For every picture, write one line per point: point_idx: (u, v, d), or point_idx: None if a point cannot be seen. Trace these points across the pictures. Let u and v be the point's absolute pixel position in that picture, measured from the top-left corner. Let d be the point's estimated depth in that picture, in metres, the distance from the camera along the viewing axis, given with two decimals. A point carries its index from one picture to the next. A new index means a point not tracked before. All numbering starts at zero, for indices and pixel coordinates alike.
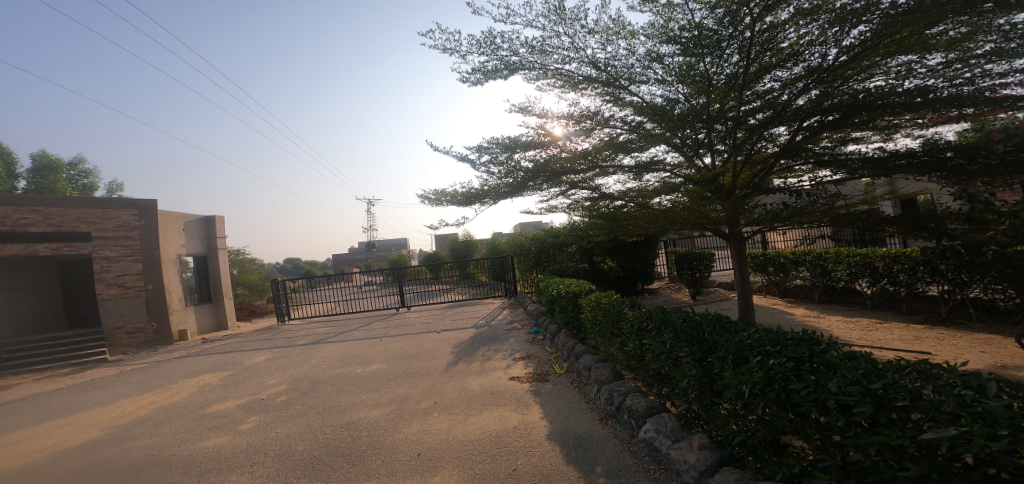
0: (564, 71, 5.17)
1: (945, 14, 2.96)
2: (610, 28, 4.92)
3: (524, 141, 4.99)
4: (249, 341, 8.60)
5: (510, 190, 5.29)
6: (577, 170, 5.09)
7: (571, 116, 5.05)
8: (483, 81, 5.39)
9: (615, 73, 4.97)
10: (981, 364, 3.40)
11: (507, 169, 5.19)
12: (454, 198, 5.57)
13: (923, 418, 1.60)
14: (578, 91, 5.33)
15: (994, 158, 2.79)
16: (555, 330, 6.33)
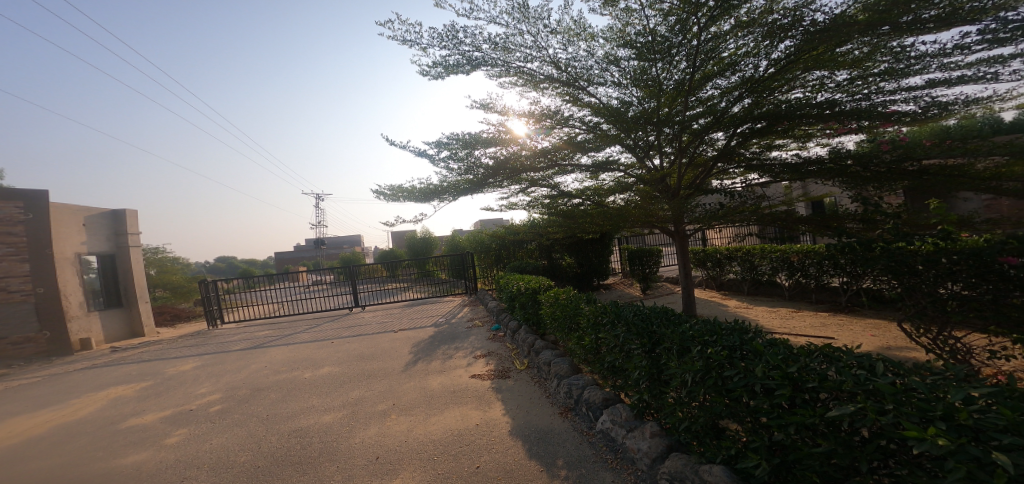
0: (526, 69, 5.20)
1: (852, 34, 3.31)
2: (571, 29, 5.02)
3: (483, 138, 4.93)
4: (170, 348, 7.89)
5: (470, 186, 5.26)
6: (537, 168, 5.13)
7: (534, 113, 5.10)
8: (444, 75, 5.28)
9: (574, 74, 5.07)
10: (870, 346, 3.89)
11: (468, 165, 5.10)
12: (411, 194, 5.37)
13: (829, 397, 1.80)
14: (539, 90, 5.39)
15: (883, 166, 3.21)
16: (515, 327, 6.38)
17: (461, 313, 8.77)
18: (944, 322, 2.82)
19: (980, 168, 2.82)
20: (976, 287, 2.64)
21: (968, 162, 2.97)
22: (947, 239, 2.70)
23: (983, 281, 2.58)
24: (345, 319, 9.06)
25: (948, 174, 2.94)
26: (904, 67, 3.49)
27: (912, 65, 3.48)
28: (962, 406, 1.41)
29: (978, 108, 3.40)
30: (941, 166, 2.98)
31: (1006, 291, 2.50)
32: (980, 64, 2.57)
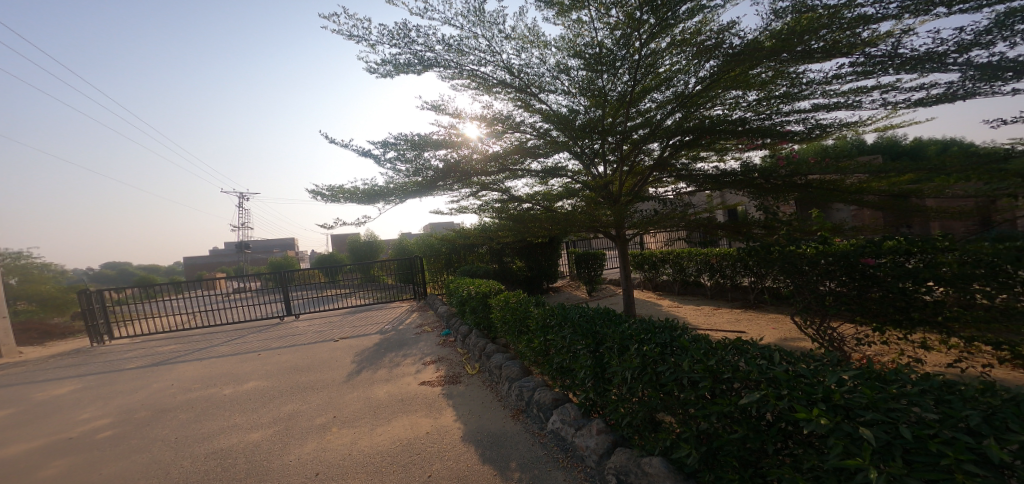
0: (479, 73, 5.19)
1: (762, 58, 3.70)
2: (525, 36, 5.09)
3: (434, 139, 4.76)
4: (43, 370, 6.73)
5: (418, 189, 5.00)
6: (488, 172, 5.09)
7: (488, 116, 5.07)
8: (394, 74, 5.10)
9: (526, 80, 5.08)
10: (773, 338, 4.38)
11: (416, 167, 4.90)
12: (355, 196, 5.03)
13: (741, 386, 1.97)
14: (491, 94, 5.40)
15: (780, 179, 3.63)
16: (466, 331, 6.26)
17: (408, 319, 8.47)
18: (824, 316, 3.25)
19: (847, 182, 3.33)
20: (847, 283, 3.17)
21: (840, 178, 3.48)
22: (825, 244, 3.18)
23: (851, 278, 3.15)
24: (279, 329, 8.36)
25: (826, 188, 3.40)
26: (798, 91, 3.99)
27: (804, 90, 3.98)
28: (840, 388, 1.61)
29: (847, 131, 4.02)
30: (820, 180, 3.44)
31: (867, 287, 3.11)
32: (851, 92, 3.00)
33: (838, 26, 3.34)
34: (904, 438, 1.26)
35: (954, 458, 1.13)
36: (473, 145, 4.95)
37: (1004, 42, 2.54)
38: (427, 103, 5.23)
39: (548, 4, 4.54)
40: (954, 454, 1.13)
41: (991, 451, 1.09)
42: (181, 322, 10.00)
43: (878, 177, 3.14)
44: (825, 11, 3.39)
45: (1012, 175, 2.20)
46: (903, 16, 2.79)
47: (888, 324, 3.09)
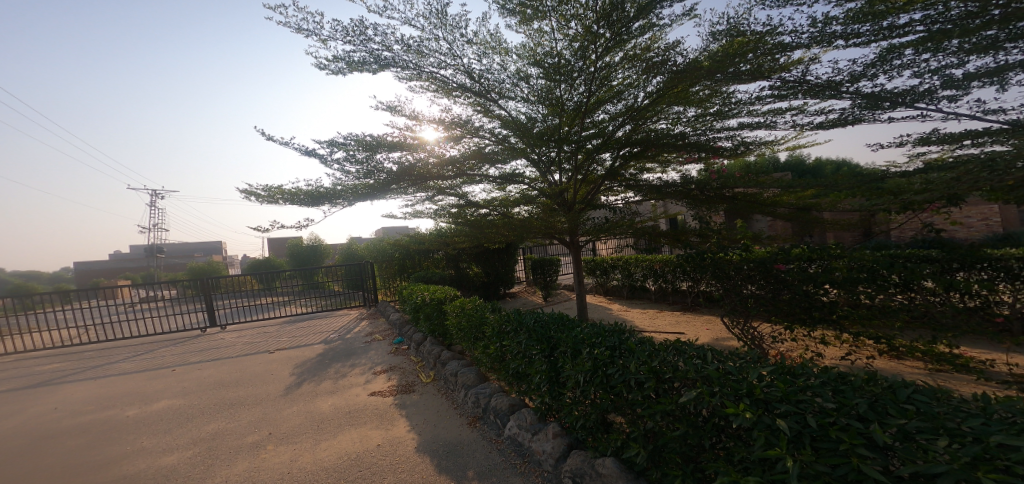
0: (439, 76, 5.08)
1: (702, 76, 3.98)
2: (487, 42, 5.09)
3: (388, 141, 4.57)
4: None
5: (370, 191, 4.75)
6: (445, 176, 4.97)
7: (447, 120, 5.00)
8: (347, 71, 4.86)
9: (486, 85, 5.05)
10: (708, 338, 4.70)
11: (367, 169, 4.68)
12: (297, 197, 4.70)
13: (681, 385, 2.06)
14: (451, 98, 5.32)
15: (712, 191, 3.92)
16: (420, 339, 6.05)
17: (358, 328, 8.04)
18: (746, 315, 3.68)
19: (764, 196, 3.72)
20: (765, 286, 3.52)
21: (758, 191, 3.87)
22: (747, 250, 3.57)
23: (767, 282, 3.47)
24: (207, 341, 7.58)
25: (748, 200, 3.78)
26: (729, 110, 4.36)
27: (733, 109, 4.36)
28: (761, 383, 1.74)
29: (766, 149, 4.46)
30: (744, 193, 3.80)
31: (779, 290, 3.41)
32: (770, 113, 3.32)
33: (762, 51, 3.67)
34: (811, 427, 1.38)
35: (849, 443, 1.26)
36: (429, 148, 4.83)
37: (885, 75, 2.94)
38: (381, 103, 5.01)
39: (510, 11, 4.58)
40: (849, 440, 1.25)
41: (878, 436, 1.22)
42: (87, 336, 8.76)
43: (787, 192, 3.57)
44: (755, 38, 3.72)
45: (886, 192, 2.57)
46: (813, 46, 3.14)
47: (795, 322, 3.41)
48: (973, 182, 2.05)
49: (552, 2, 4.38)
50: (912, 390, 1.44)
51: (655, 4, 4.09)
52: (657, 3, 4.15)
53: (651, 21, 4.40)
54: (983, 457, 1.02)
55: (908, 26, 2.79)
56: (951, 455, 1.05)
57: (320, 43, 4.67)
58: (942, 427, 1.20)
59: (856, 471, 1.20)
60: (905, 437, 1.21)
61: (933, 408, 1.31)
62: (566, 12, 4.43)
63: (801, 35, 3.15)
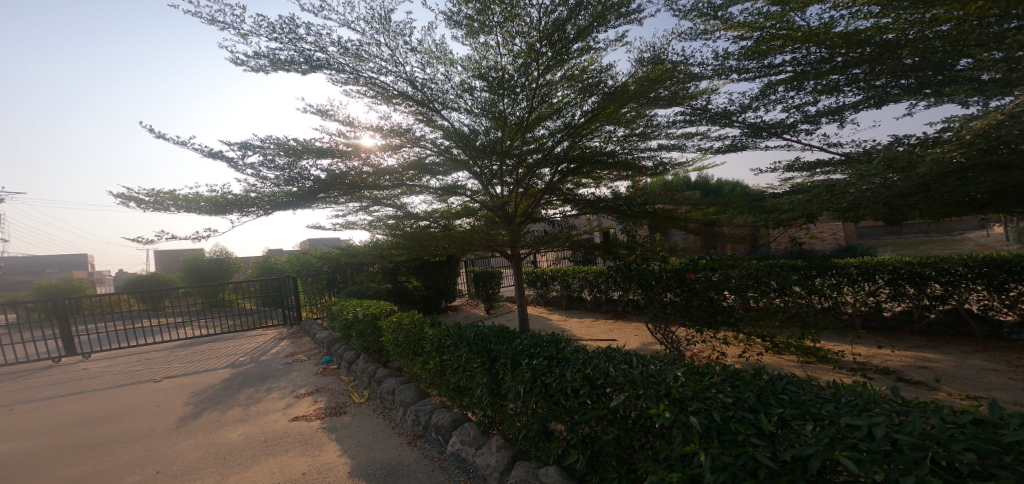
0: (378, 82, 4.91)
1: (631, 97, 4.31)
2: (432, 51, 5.06)
3: (316, 146, 4.26)
4: None
5: (291, 199, 4.41)
6: (381, 186, 4.76)
7: (387, 128, 4.81)
8: (271, 70, 4.49)
9: (429, 95, 4.99)
10: (637, 343, 5.03)
11: (289, 176, 4.34)
12: (196, 204, 4.18)
13: (612, 389, 2.14)
14: (391, 106, 5.13)
15: (636, 206, 4.25)
16: (351, 357, 5.64)
17: (277, 349, 7.28)
18: (665, 321, 3.97)
19: (679, 212, 4.16)
20: (681, 294, 3.84)
21: (674, 208, 4.28)
22: (666, 261, 3.95)
23: (683, 290, 3.81)
24: (71, 373, 6.32)
25: (665, 216, 4.22)
26: (650, 131, 4.81)
27: (654, 131, 4.81)
28: (676, 383, 1.89)
29: (680, 169, 4.98)
30: (662, 209, 4.20)
31: (691, 296, 3.76)
32: (682, 136, 3.70)
33: (676, 80, 4.12)
34: (716, 421, 1.52)
35: (745, 433, 1.41)
36: (366, 155, 4.59)
37: (764, 108, 3.45)
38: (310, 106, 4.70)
39: (456, 22, 4.62)
40: (744, 431, 1.40)
41: (767, 424, 1.38)
42: None
43: (697, 209, 4.06)
44: (673, 66, 4.16)
45: (766, 211, 3.00)
46: (715, 77, 3.58)
47: (704, 326, 3.77)
48: (819, 203, 2.52)
49: (498, 17, 4.51)
50: (790, 383, 1.65)
51: (592, 29, 4.40)
52: (594, 27, 4.47)
53: (589, 44, 4.71)
54: (839, 437, 1.21)
55: (781, 67, 3.33)
56: (816, 438, 1.23)
57: (241, 37, 4.30)
58: (808, 412, 1.40)
59: (752, 459, 1.34)
60: (783, 424, 1.39)
61: (801, 397, 1.52)
62: (510, 29, 4.58)
63: (707, 67, 3.58)
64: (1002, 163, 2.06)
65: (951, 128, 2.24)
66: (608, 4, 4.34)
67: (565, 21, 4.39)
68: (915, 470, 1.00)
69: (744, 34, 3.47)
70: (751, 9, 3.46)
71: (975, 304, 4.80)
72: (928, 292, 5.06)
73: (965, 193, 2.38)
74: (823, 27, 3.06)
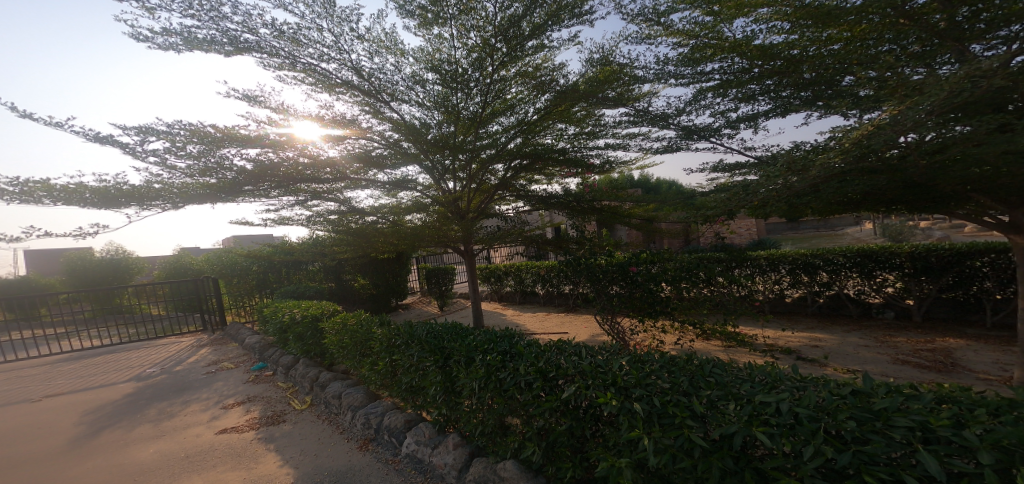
0: (319, 69, 4.59)
1: (583, 96, 4.43)
2: (381, 41, 4.83)
3: (240, 135, 3.82)
4: None
5: (205, 192, 3.97)
6: (321, 180, 4.40)
7: (331, 118, 4.51)
8: (187, 50, 4.02)
9: (377, 85, 4.76)
10: (586, 335, 5.25)
11: (205, 167, 3.88)
12: (78, 196, 3.50)
13: (564, 381, 2.20)
14: (334, 95, 4.82)
15: (585, 202, 4.41)
16: (289, 361, 5.25)
17: (195, 357, 6.59)
18: (612, 312, 4.15)
19: (623, 208, 4.37)
20: (625, 286, 4.03)
21: (619, 205, 4.48)
22: (612, 255, 4.13)
23: (629, 283, 4.01)
24: None
25: (611, 212, 4.39)
26: (598, 131, 5.00)
27: (601, 131, 5.00)
28: (621, 372, 1.98)
29: (624, 168, 5.24)
30: (608, 205, 4.38)
31: (634, 289, 3.98)
32: (627, 136, 3.88)
33: (621, 83, 4.34)
34: (656, 406, 1.61)
35: (681, 416, 1.52)
36: (302, 147, 4.17)
37: (696, 112, 3.71)
38: (235, 90, 4.25)
39: (409, 11, 4.44)
40: (681, 414, 1.50)
41: (698, 406, 1.50)
42: None
43: (640, 206, 4.29)
44: (619, 69, 4.37)
45: (698, 207, 3.24)
46: (656, 81, 3.79)
47: (645, 316, 4.02)
48: (736, 202, 2.79)
49: (452, 9, 4.41)
50: (716, 367, 1.81)
51: (546, 27, 4.44)
52: (548, 26, 4.52)
53: (543, 42, 4.75)
54: (755, 413, 1.35)
55: (710, 74, 3.62)
56: (738, 416, 1.37)
57: (147, 11, 3.80)
58: (730, 392, 1.55)
59: (688, 439, 1.45)
60: (712, 404, 1.53)
61: (725, 378, 1.68)
62: (465, 22, 4.50)
63: (649, 71, 3.78)
64: (871, 168, 2.43)
65: (835, 138, 2.58)
66: (562, 3, 4.42)
67: (520, 17, 4.39)
68: (813, 440, 1.16)
69: (683, 41, 3.71)
70: (689, 17, 3.70)
71: (852, 290, 5.56)
72: (818, 280, 5.76)
73: (856, 193, 2.75)
74: (745, 39, 3.35)
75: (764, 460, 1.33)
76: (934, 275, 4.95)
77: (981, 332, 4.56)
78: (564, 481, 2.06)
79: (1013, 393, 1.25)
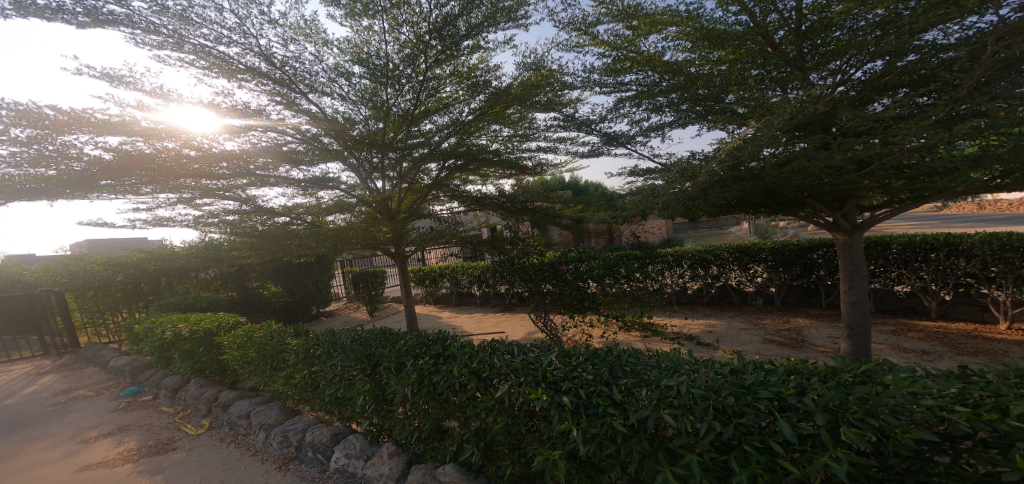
0: (218, 53, 4.06)
1: (516, 98, 4.52)
2: (300, 28, 4.44)
3: (95, 119, 3.13)
4: None
5: (34, 186, 3.16)
6: (216, 175, 3.73)
7: (230, 106, 3.99)
8: (25, 16, 3.25)
9: (292, 75, 4.35)
10: (522, 333, 5.36)
11: (40, 155, 3.11)
12: None
13: (497, 379, 2.21)
14: (235, 82, 4.26)
15: (518, 203, 4.49)
16: (176, 383, 4.51)
17: (33, 388, 5.37)
18: (543, 308, 4.30)
19: (554, 209, 4.55)
20: (557, 284, 4.21)
21: (551, 206, 4.64)
22: (543, 254, 4.27)
23: (559, 281, 4.19)
24: None
25: (543, 212, 4.54)
26: (531, 134, 5.12)
27: (535, 134, 5.13)
28: (551, 367, 2.05)
29: (556, 170, 5.45)
30: (541, 207, 4.52)
31: (564, 287, 4.19)
32: (557, 140, 4.03)
33: (552, 89, 4.51)
34: (583, 397, 1.70)
35: (603, 405, 1.62)
36: (185, 138, 3.55)
37: (616, 120, 3.99)
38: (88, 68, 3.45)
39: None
40: (604, 403, 1.61)
41: (617, 394, 1.62)
42: None
43: (570, 206, 4.49)
44: (550, 74, 4.51)
45: (620, 209, 3.48)
46: (583, 88, 3.99)
47: (575, 311, 4.23)
48: (647, 203, 3.09)
49: (383, 2, 4.21)
50: (632, 356, 1.97)
51: (483, 28, 4.42)
52: (485, 27, 4.50)
53: (479, 43, 4.72)
54: (663, 397, 1.50)
55: (629, 85, 3.92)
56: (649, 400, 1.50)
57: None
58: (642, 378, 1.70)
59: (610, 426, 1.56)
60: (628, 391, 1.65)
61: (638, 367, 1.83)
62: (397, 16, 4.31)
63: (577, 78, 3.97)
64: (741, 176, 2.83)
65: (716, 148, 2.96)
66: (499, 6, 4.43)
67: (457, 16, 4.33)
68: (707, 418, 1.34)
69: (606, 52, 3.96)
70: (612, 30, 3.95)
71: (735, 280, 6.43)
72: (710, 273, 6.56)
73: (746, 196, 3.18)
74: (657, 55, 3.69)
75: (672, 439, 1.48)
76: (788, 266, 5.91)
77: (820, 312, 5.60)
78: (504, 479, 2.07)
79: (834, 363, 1.60)
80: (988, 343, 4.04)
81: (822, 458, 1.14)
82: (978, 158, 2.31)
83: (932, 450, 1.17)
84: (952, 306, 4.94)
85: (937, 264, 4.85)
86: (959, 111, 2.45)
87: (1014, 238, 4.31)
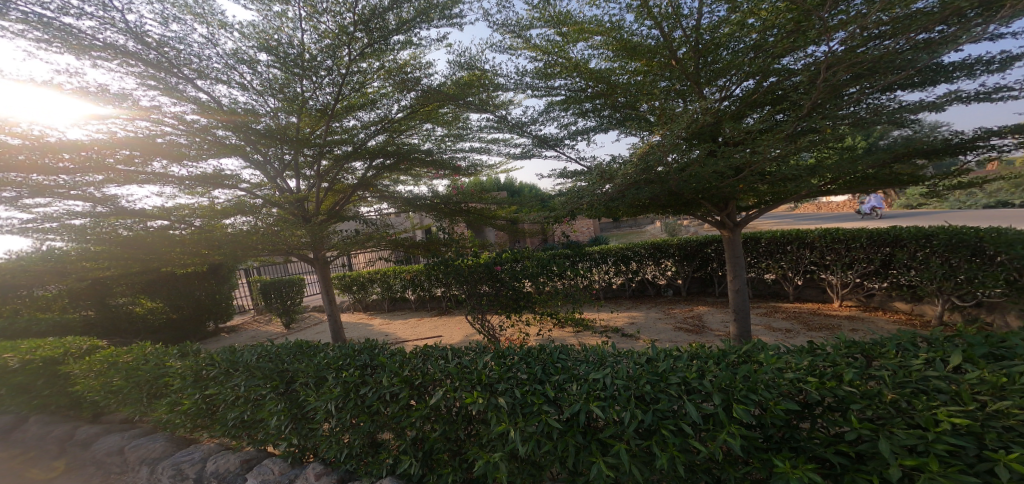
0: (70, 27, 3.40)
1: (449, 98, 4.44)
2: (187, 5, 3.89)
3: None
4: None
5: None
6: (55, 169, 2.98)
7: (78, 88, 3.32)
8: None
9: (173, 58, 3.79)
10: (459, 337, 5.29)
11: None
12: None
13: (430, 385, 2.16)
14: (86, 60, 3.51)
15: (451, 203, 4.41)
16: (4, 424, 3.47)
17: None
18: (479, 309, 4.30)
19: (489, 211, 4.58)
20: (493, 285, 4.23)
21: (487, 208, 4.66)
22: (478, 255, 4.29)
23: (492, 281, 4.22)
24: None
25: (478, 213, 4.54)
26: (464, 134, 5.07)
27: (467, 135, 5.10)
28: (485, 369, 2.04)
29: (490, 171, 5.47)
30: (476, 208, 4.53)
31: (499, 286, 4.22)
32: (489, 140, 4.04)
33: (486, 90, 4.52)
34: (518, 398, 1.72)
35: (539, 402, 1.67)
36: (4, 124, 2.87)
37: (546, 123, 4.13)
38: None
39: None
40: (538, 401, 1.65)
41: (551, 391, 1.67)
42: None
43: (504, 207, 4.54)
44: (483, 75, 4.52)
45: (551, 210, 3.61)
46: (515, 90, 4.06)
47: (511, 310, 4.31)
48: (573, 205, 3.26)
49: None
50: (562, 352, 2.05)
51: (415, 23, 4.27)
52: (417, 23, 4.34)
53: (410, 39, 4.56)
54: (591, 391, 1.59)
55: (557, 90, 4.07)
56: (580, 395, 1.58)
57: None
58: (572, 373, 1.78)
59: (545, 423, 1.61)
60: (560, 387, 1.72)
61: (567, 362, 1.91)
62: (316, 3, 4.00)
63: (509, 80, 4.04)
64: (651, 179, 3.07)
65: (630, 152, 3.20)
66: (431, 2, 4.29)
67: (386, 9, 4.14)
68: (631, 408, 1.45)
69: (538, 56, 4.08)
70: (543, 36, 4.08)
71: (650, 274, 7.07)
72: (630, 268, 7.10)
73: (652, 198, 3.51)
74: (583, 62, 3.89)
75: (603, 429, 1.58)
76: (689, 259, 6.67)
77: (715, 300, 6.42)
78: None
79: (724, 345, 1.84)
80: (828, 319, 4.98)
81: (724, 436, 1.31)
82: (813, 167, 2.83)
83: (798, 418, 1.40)
84: (803, 289, 5.94)
85: (791, 255, 5.79)
86: (801, 127, 2.94)
87: (840, 233, 5.39)
